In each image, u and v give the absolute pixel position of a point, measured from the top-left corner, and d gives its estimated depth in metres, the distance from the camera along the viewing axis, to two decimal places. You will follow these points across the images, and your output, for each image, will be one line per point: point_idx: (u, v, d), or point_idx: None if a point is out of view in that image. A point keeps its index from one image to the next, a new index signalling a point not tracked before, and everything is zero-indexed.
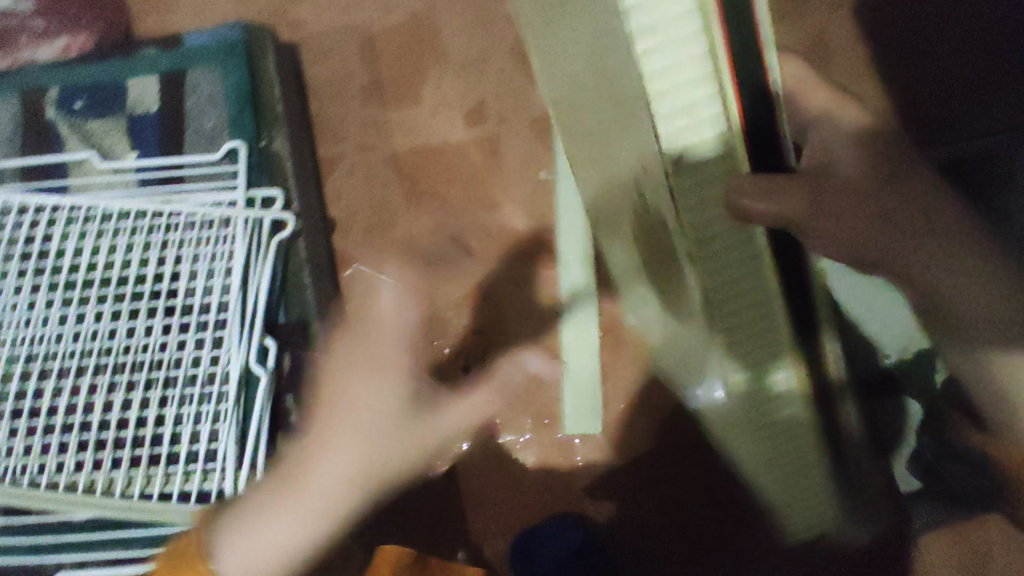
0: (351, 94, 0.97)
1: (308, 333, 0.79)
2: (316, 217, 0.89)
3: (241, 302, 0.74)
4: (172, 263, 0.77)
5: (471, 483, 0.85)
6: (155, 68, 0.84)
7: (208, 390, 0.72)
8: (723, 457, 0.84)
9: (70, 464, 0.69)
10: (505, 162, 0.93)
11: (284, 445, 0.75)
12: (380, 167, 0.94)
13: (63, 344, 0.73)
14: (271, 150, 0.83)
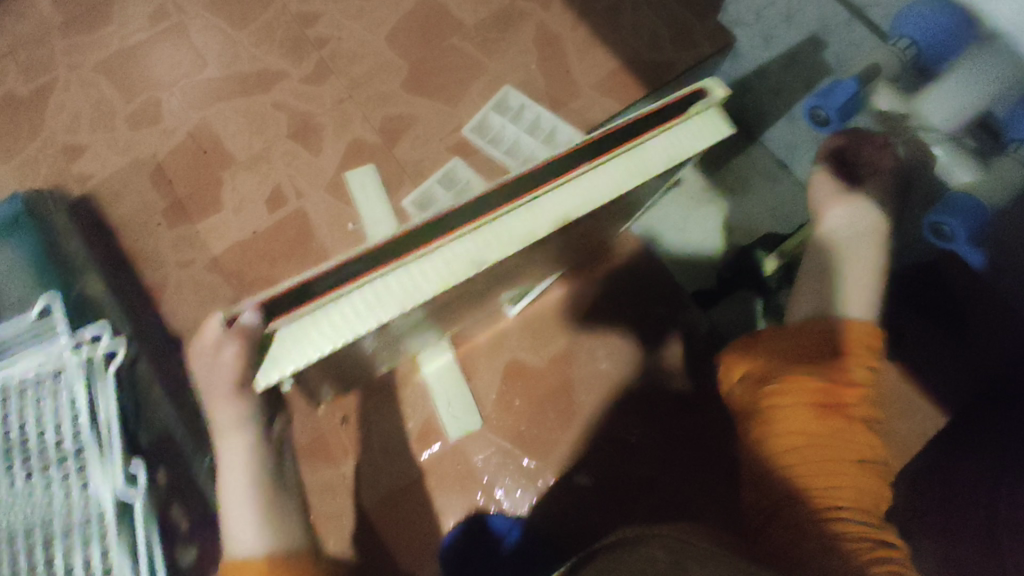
0: (155, 221, 1.01)
1: (175, 440, 0.83)
2: (158, 342, 0.93)
3: (94, 435, 0.75)
4: (15, 427, 0.77)
5: (389, 519, 0.89)
6: None
7: (90, 530, 0.73)
8: (588, 409, 0.94)
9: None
10: (316, 229, 1.00)
11: (187, 551, 0.78)
12: (205, 274, 0.99)
13: None
14: (89, 295, 0.89)
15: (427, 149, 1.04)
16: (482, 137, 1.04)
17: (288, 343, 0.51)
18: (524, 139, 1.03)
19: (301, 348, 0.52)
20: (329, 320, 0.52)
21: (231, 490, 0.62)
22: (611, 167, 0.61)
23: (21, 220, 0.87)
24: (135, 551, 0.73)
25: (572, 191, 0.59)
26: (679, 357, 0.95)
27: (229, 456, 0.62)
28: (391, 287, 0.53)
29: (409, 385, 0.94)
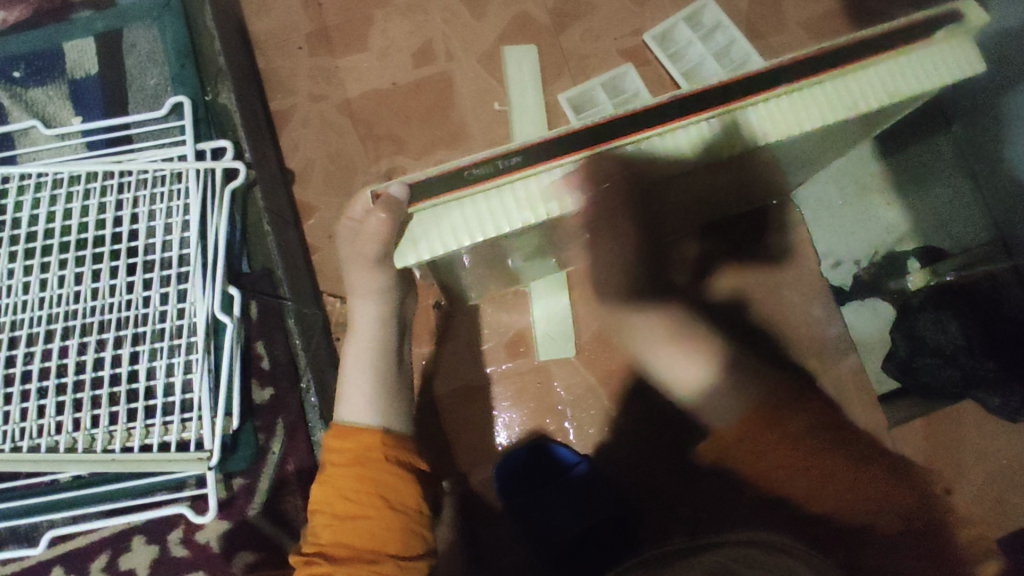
0: (297, 44, 0.95)
1: (274, 279, 0.79)
2: (275, 172, 0.88)
3: (200, 250, 0.74)
4: (128, 220, 0.76)
5: (454, 415, 0.87)
6: (89, 30, 0.82)
7: (179, 341, 0.72)
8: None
9: (62, 426, 0.70)
10: (458, 99, 0.93)
11: (262, 389, 0.77)
12: (335, 115, 0.93)
13: (35, 309, 0.74)
14: (218, 103, 0.82)
15: (597, 45, 0.93)
16: (662, 53, 0.89)
17: (433, 227, 0.49)
18: (709, 65, 0.85)
19: (442, 234, 0.48)
20: (476, 211, 0.48)
21: (354, 361, 0.62)
22: (807, 97, 0.50)
23: (171, 4, 0.83)
24: (215, 374, 0.73)
25: (772, 104, 0.50)
26: (803, 347, 0.87)
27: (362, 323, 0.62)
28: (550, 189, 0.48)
29: (511, 291, 0.89)
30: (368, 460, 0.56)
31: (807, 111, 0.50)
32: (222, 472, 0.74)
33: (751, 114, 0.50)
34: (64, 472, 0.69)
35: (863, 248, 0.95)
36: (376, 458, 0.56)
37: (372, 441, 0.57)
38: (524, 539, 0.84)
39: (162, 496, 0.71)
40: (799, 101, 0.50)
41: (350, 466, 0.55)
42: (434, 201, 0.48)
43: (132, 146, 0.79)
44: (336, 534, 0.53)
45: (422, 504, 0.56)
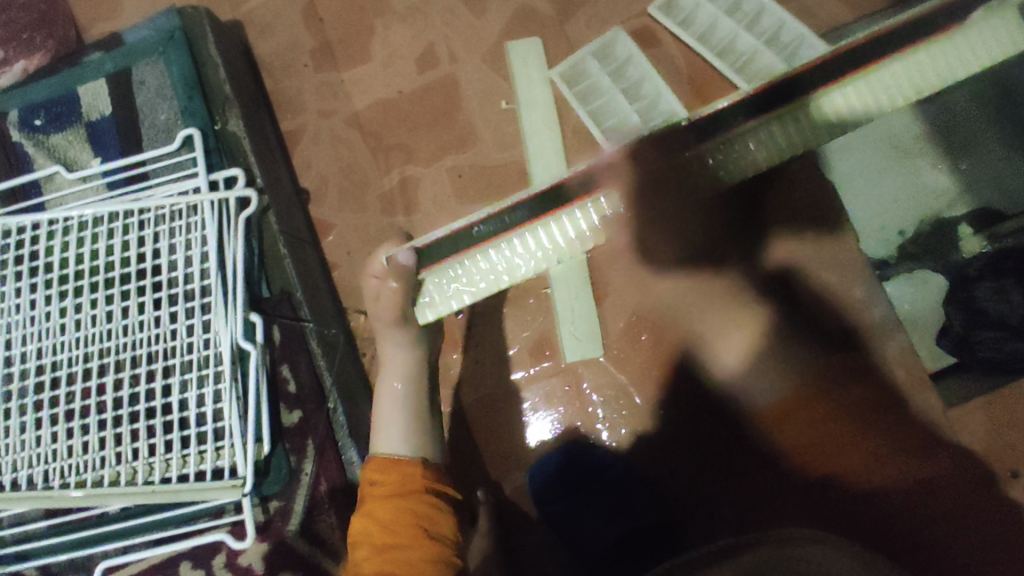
0: (302, 61, 0.95)
1: (294, 301, 0.79)
2: (289, 192, 0.88)
3: (219, 281, 0.75)
4: (151, 257, 0.78)
5: (484, 423, 0.86)
6: (101, 72, 0.84)
7: (206, 371, 0.73)
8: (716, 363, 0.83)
9: (105, 461, 0.73)
10: (465, 101, 0.91)
11: (291, 412, 0.78)
12: (344, 130, 0.93)
13: (72, 349, 0.77)
14: (228, 132, 0.83)
15: (604, 30, 0.89)
16: (669, 21, 0.87)
17: (440, 285, 0.66)
18: (723, 21, 0.83)
19: (444, 293, 0.66)
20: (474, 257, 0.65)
21: (393, 399, 0.67)
22: (886, 74, 0.62)
23: (174, 37, 0.83)
24: (243, 401, 0.74)
25: (861, 89, 0.62)
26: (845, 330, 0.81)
27: (396, 367, 0.69)
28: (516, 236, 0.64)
29: (533, 294, 0.88)
30: (406, 492, 0.57)
31: (891, 92, 0.62)
32: (258, 496, 0.75)
33: (833, 96, 0.62)
34: (108, 505, 0.71)
35: (910, 216, 0.87)
36: (414, 488, 0.58)
37: (412, 474, 0.59)
38: (564, 545, 0.82)
39: (203, 523, 0.73)
40: (869, 90, 0.62)
41: (389, 497, 0.57)
42: (439, 266, 0.65)
43: (148, 182, 0.81)
44: (375, 564, 0.53)
45: (455, 537, 0.56)
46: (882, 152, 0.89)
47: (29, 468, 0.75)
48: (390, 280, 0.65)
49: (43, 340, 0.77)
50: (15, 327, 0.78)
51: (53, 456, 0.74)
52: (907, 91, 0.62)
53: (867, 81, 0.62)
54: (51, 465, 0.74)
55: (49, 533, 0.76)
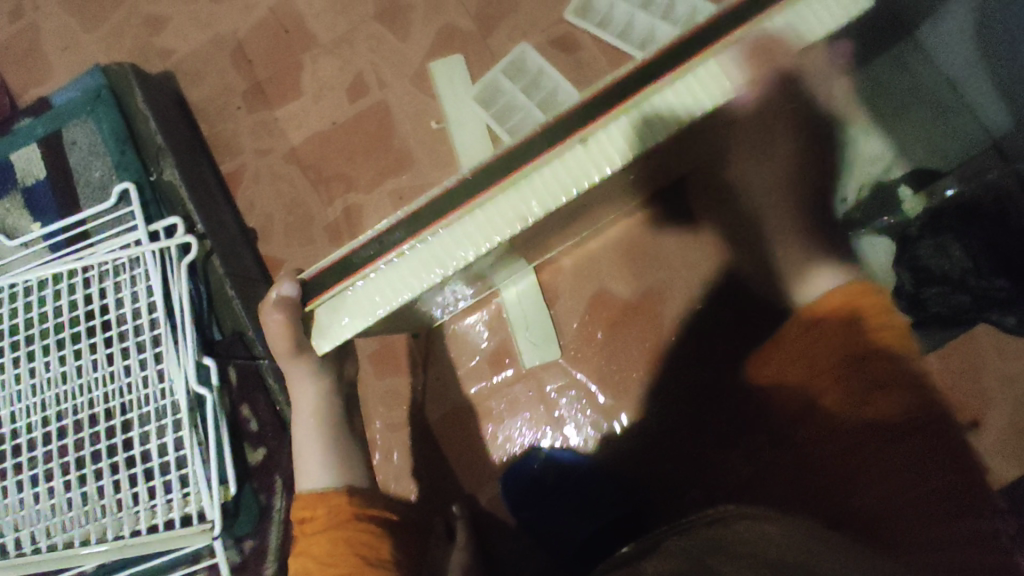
0: (234, 104, 0.96)
1: (247, 341, 0.80)
2: (233, 233, 0.89)
3: (169, 329, 0.76)
4: (99, 313, 0.78)
5: (452, 438, 0.87)
6: (31, 137, 0.85)
7: (165, 420, 0.74)
8: (675, 349, 0.84)
9: (72, 522, 0.73)
10: (399, 125, 0.92)
11: (255, 450, 0.78)
12: (283, 166, 0.94)
13: (28, 415, 0.77)
14: (165, 181, 0.84)
15: (525, 39, 0.91)
16: (587, 23, 0.89)
17: (330, 317, 0.49)
18: (638, 16, 0.85)
19: (349, 323, 0.48)
20: (384, 280, 0.46)
21: (305, 438, 0.64)
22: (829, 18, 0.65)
23: (102, 94, 0.84)
24: (205, 445, 0.74)
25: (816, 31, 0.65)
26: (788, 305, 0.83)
27: (303, 402, 0.65)
28: (439, 254, 0.45)
29: (487, 305, 0.89)
30: (337, 524, 0.57)
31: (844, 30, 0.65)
32: (231, 538, 0.75)
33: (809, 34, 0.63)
34: (79, 566, 0.71)
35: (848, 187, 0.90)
36: (344, 518, 0.57)
37: (338, 504, 0.58)
38: (543, 549, 0.83)
39: (178, 571, 0.73)
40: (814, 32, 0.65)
41: (319, 532, 0.56)
42: (325, 297, 0.49)
43: (89, 239, 0.81)
44: None
45: (399, 556, 0.56)
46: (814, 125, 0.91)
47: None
48: (271, 313, 0.51)
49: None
50: None
51: (20, 524, 0.74)
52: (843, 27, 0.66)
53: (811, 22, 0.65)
54: (18, 533, 0.73)
55: None
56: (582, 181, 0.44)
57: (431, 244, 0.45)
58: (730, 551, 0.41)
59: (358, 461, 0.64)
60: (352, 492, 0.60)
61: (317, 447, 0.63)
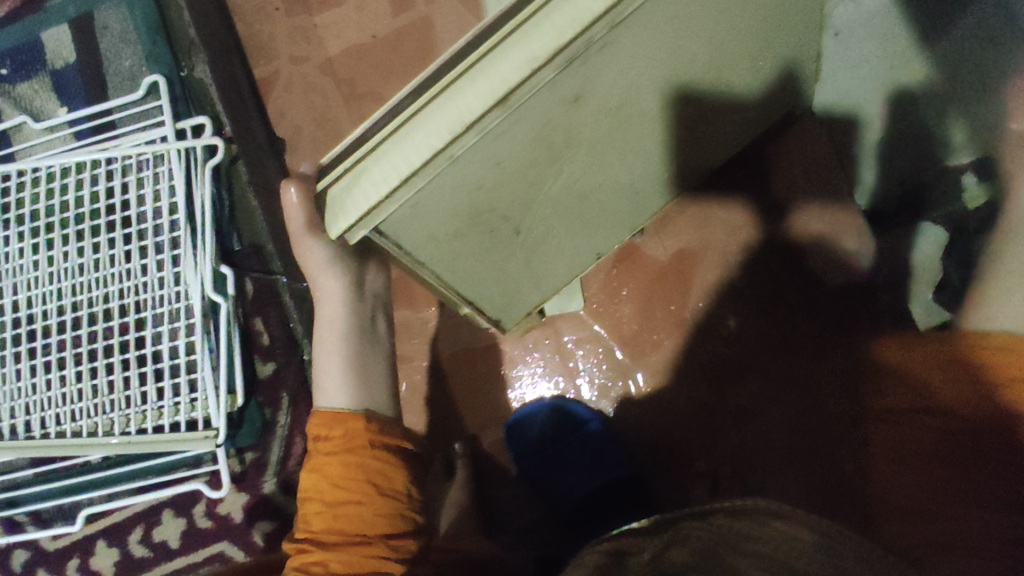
0: (273, 4, 0.91)
1: (265, 254, 0.79)
2: (261, 141, 0.86)
3: (189, 232, 0.74)
4: (120, 208, 0.77)
5: (461, 378, 0.86)
6: (63, 18, 0.81)
7: (178, 324, 0.73)
8: (703, 314, 0.83)
9: (83, 412, 0.74)
10: (443, 46, 0.88)
11: (264, 364, 0.78)
12: (317, 76, 0.89)
13: (47, 302, 0.77)
14: (195, 79, 0.80)
15: None
16: None
17: (340, 190, 0.45)
18: None
19: (354, 201, 0.43)
20: (386, 159, 0.42)
21: (326, 348, 0.63)
22: None
23: None
24: (215, 354, 0.74)
25: None
26: (828, 289, 0.81)
27: (328, 301, 0.63)
28: (447, 114, 0.41)
29: None
30: (351, 448, 0.55)
31: None
32: (234, 448, 0.76)
33: None
34: (87, 455, 0.72)
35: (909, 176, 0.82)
36: (360, 444, 0.55)
37: (357, 426, 0.56)
38: (541, 500, 0.83)
39: (181, 472, 0.74)
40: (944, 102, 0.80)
41: (334, 453, 0.54)
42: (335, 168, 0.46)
43: (114, 132, 0.79)
44: (326, 521, 0.52)
45: (410, 485, 0.55)
46: None
47: (9, 418, 0.76)
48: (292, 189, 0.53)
49: (17, 293, 0.77)
50: None
51: (31, 407, 0.75)
52: None
53: None
54: (29, 416, 0.75)
55: (32, 482, 0.77)
56: (584, 14, 0.40)
57: (435, 106, 0.42)
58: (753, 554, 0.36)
59: (380, 376, 0.62)
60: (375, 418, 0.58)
61: (338, 360, 0.61)
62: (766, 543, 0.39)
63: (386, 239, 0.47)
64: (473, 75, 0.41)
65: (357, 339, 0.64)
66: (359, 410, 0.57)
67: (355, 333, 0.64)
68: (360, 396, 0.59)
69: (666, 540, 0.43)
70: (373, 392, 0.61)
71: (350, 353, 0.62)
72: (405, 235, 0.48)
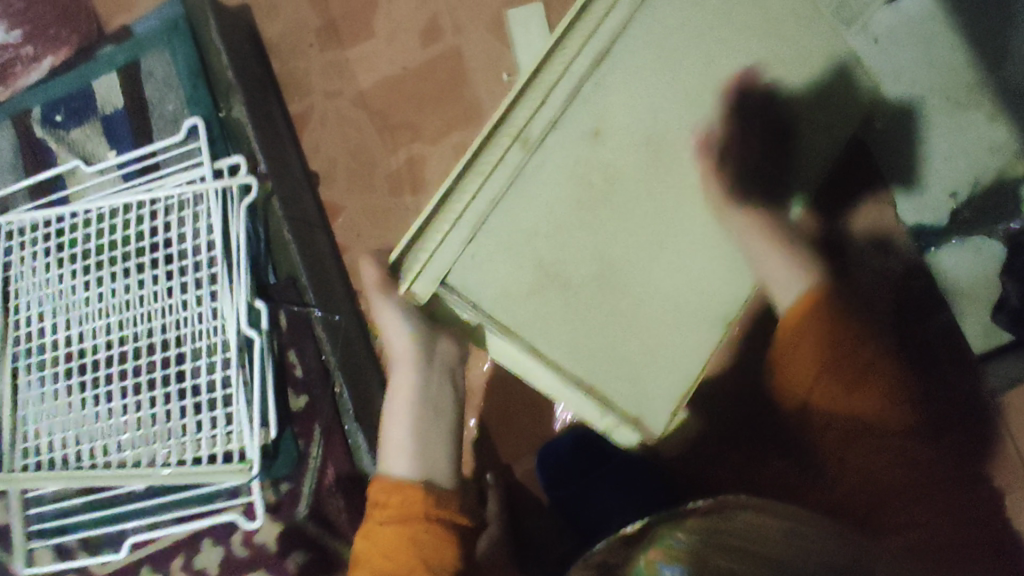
0: (307, 42, 0.93)
1: (299, 286, 0.80)
2: (297, 175, 0.88)
3: (225, 268, 0.77)
4: (163, 245, 0.80)
5: (493, 407, 0.85)
6: (112, 65, 0.86)
7: (215, 357, 0.76)
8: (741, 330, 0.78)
9: (127, 443, 0.77)
10: (470, 75, 0.89)
11: (297, 397, 0.80)
12: (349, 110, 0.92)
13: (96, 336, 0.80)
14: (233, 119, 0.84)
15: None
16: None
17: (419, 251, 0.57)
18: None
19: (432, 255, 0.56)
20: (458, 214, 0.56)
21: (393, 414, 0.66)
22: (978, 126, 0.80)
23: (177, 25, 0.83)
24: (251, 386, 0.76)
25: (967, 124, 0.80)
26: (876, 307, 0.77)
27: (399, 376, 0.67)
28: (496, 176, 0.56)
29: None
30: (408, 517, 0.59)
31: (979, 141, 0.80)
32: (269, 478, 0.78)
33: (967, 145, 0.80)
34: (131, 484, 0.75)
35: (946, 191, 0.81)
36: (416, 514, 0.59)
37: (413, 496, 0.60)
38: (573, 531, 0.80)
39: (219, 502, 0.76)
40: (979, 126, 0.80)
41: (391, 521, 0.59)
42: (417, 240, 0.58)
43: (159, 172, 0.83)
44: None
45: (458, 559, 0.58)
46: (924, 121, 0.81)
47: (61, 448, 0.79)
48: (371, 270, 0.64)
49: (69, 327, 0.81)
50: (44, 314, 0.81)
51: (81, 438, 0.78)
52: (979, 143, 0.80)
53: (969, 129, 0.80)
54: (79, 446, 0.78)
55: (82, 510, 0.80)
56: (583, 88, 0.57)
57: (490, 175, 0.56)
58: (732, 548, 0.38)
59: (442, 451, 0.64)
60: (431, 491, 0.61)
61: (402, 428, 0.64)
62: (741, 537, 0.40)
63: (454, 293, 0.56)
64: (517, 146, 0.56)
65: (422, 411, 0.66)
66: (417, 481, 0.61)
67: (424, 405, 0.66)
68: (417, 466, 0.62)
69: (643, 543, 0.43)
70: (433, 465, 0.63)
71: (415, 423, 0.65)
72: (471, 282, 0.56)
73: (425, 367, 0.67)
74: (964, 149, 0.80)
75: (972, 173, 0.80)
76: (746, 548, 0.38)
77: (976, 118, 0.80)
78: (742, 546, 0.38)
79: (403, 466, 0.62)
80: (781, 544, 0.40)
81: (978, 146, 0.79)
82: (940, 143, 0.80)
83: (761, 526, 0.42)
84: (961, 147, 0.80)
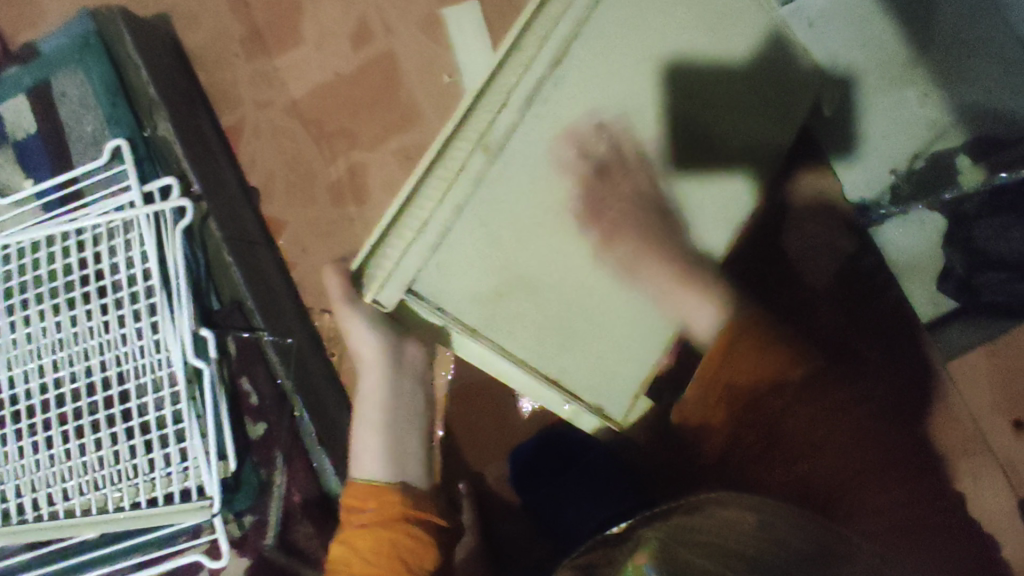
0: (232, 51, 0.89)
1: (246, 310, 0.77)
2: (233, 192, 0.84)
3: (164, 297, 0.72)
4: (94, 277, 0.75)
5: (458, 415, 0.84)
6: (19, 87, 0.79)
7: (162, 392, 0.71)
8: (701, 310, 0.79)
9: (73, 491, 0.72)
10: (406, 76, 0.86)
11: (254, 425, 0.76)
12: (283, 120, 0.88)
13: (29, 380, 0.75)
14: (159, 138, 0.79)
15: None
16: None
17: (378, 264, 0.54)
18: None
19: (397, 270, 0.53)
20: (425, 227, 0.53)
21: (364, 418, 0.65)
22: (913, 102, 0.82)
23: (89, 41, 0.78)
24: (204, 419, 0.72)
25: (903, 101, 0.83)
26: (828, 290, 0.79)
27: (368, 382, 0.66)
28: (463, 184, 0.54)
29: None
30: (386, 520, 0.58)
31: (915, 116, 0.82)
32: (231, 512, 0.74)
33: (904, 121, 0.83)
34: (82, 534, 0.71)
35: (887, 167, 0.83)
36: (394, 516, 0.58)
37: (389, 498, 0.59)
38: (548, 538, 0.80)
39: (179, 544, 0.72)
40: (914, 102, 0.82)
41: (367, 526, 0.58)
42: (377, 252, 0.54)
43: (83, 200, 0.77)
44: None
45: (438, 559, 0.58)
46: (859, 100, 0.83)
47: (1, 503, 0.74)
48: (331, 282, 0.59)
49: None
50: None
51: (23, 489, 0.73)
52: (915, 118, 0.82)
53: (905, 105, 0.83)
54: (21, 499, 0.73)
55: (30, 566, 0.75)
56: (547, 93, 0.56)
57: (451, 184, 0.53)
58: (703, 542, 0.38)
59: (415, 452, 0.65)
60: (406, 492, 0.61)
61: (377, 430, 0.64)
62: (714, 533, 0.40)
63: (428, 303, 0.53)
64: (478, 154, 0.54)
65: (395, 413, 0.66)
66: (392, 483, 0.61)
67: (395, 407, 0.67)
68: (395, 468, 0.62)
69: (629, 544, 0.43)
70: (408, 465, 0.64)
71: (389, 426, 0.65)
72: (444, 296, 0.54)
73: (395, 371, 0.67)
74: (901, 125, 0.83)
75: (911, 148, 0.82)
76: (718, 545, 0.38)
77: (910, 94, 0.82)
78: (712, 543, 0.38)
79: (382, 468, 0.62)
80: (761, 541, 0.40)
81: (914, 120, 0.82)
82: (879, 121, 0.83)
83: (741, 523, 0.42)
84: (898, 123, 0.83)
